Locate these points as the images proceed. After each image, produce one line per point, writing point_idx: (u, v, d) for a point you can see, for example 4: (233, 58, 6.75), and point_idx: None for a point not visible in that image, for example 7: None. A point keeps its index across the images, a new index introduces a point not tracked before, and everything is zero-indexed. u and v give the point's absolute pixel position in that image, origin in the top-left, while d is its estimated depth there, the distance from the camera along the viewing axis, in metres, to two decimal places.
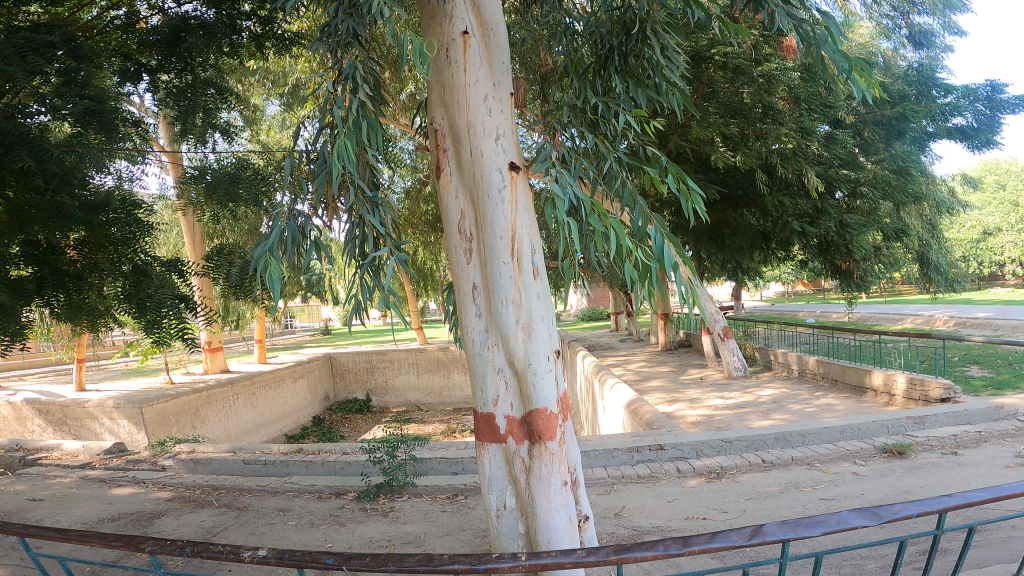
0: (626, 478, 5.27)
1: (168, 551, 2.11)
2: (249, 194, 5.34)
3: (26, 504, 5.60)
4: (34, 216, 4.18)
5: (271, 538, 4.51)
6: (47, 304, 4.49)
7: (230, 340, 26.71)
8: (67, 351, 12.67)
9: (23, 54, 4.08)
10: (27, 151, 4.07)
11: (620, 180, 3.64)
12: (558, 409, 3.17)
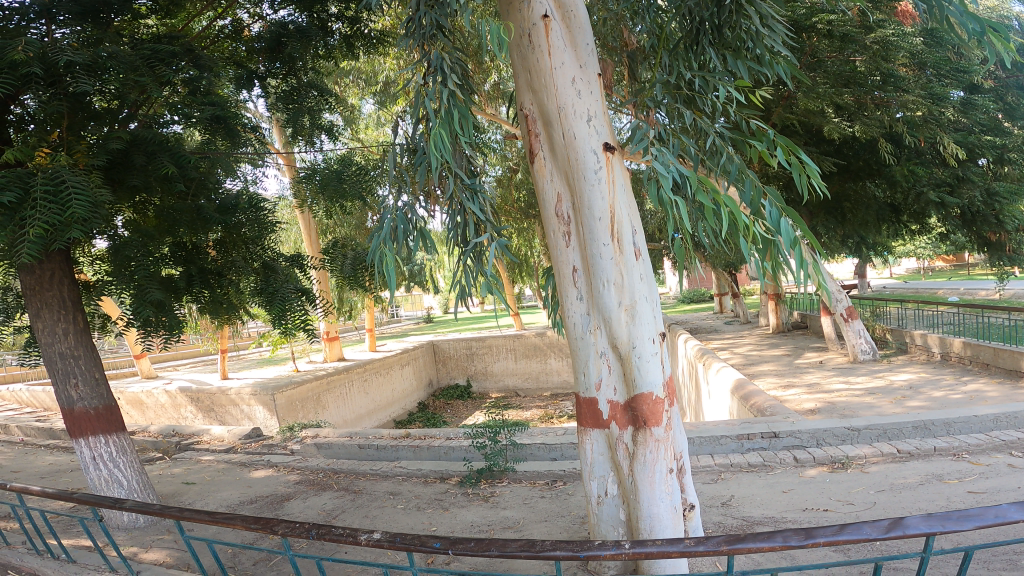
0: (735, 466, 5.09)
1: (296, 533, 2.28)
2: (354, 190, 5.56)
3: (180, 487, 6.17)
4: (180, 218, 4.57)
5: (382, 521, 4.71)
6: (195, 300, 4.95)
7: (346, 328, 28.17)
8: (211, 342, 13.80)
9: (158, 66, 4.37)
10: (168, 158, 4.37)
11: (725, 154, 3.46)
12: (664, 394, 3.09)
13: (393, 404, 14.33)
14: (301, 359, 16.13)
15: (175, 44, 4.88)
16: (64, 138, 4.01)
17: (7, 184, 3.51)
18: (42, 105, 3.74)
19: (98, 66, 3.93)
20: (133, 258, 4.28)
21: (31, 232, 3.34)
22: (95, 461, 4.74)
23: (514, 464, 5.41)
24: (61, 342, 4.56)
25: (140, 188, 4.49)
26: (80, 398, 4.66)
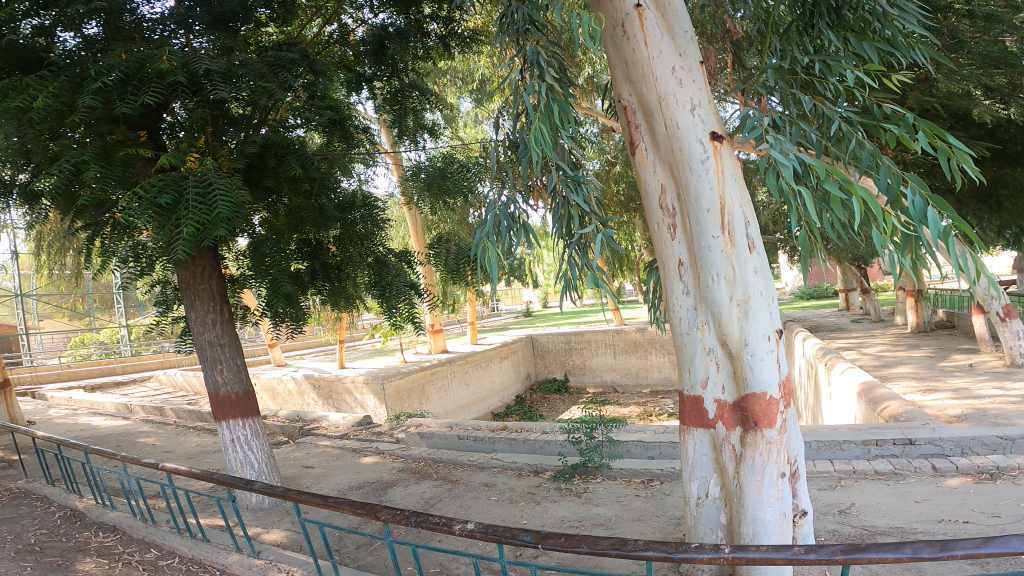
0: (860, 473, 4.77)
1: (397, 519, 2.49)
2: (457, 186, 5.75)
3: (300, 470, 6.57)
4: (306, 216, 4.97)
5: (475, 512, 4.83)
6: (318, 293, 5.27)
7: (450, 321, 29.05)
8: (330, 333, 14.60)
9: (284, 73, 4.69)
10: (295, 160, 4.69)
11: (855, 140, 3.24)
12: (779, 394, 2.95)
13: (491, 396, 14.58)
14: (409, 350, 16.77)
15: (292, 50, 5.19)
16: (208, 142, 4.41)
17: (164, 187, 3.90)
18: (190, 110, 4.10)
19: (233, 75, 4.28)
20: (269, 254, 4.88)
21: (185, 230, 3.68)
22: (234, 442, 5.20)
23: (610, 461, 5.36)
24: (210, 331, 5.04)
25: (274, 189, 4.91)
26: (224, 382, 5.12)
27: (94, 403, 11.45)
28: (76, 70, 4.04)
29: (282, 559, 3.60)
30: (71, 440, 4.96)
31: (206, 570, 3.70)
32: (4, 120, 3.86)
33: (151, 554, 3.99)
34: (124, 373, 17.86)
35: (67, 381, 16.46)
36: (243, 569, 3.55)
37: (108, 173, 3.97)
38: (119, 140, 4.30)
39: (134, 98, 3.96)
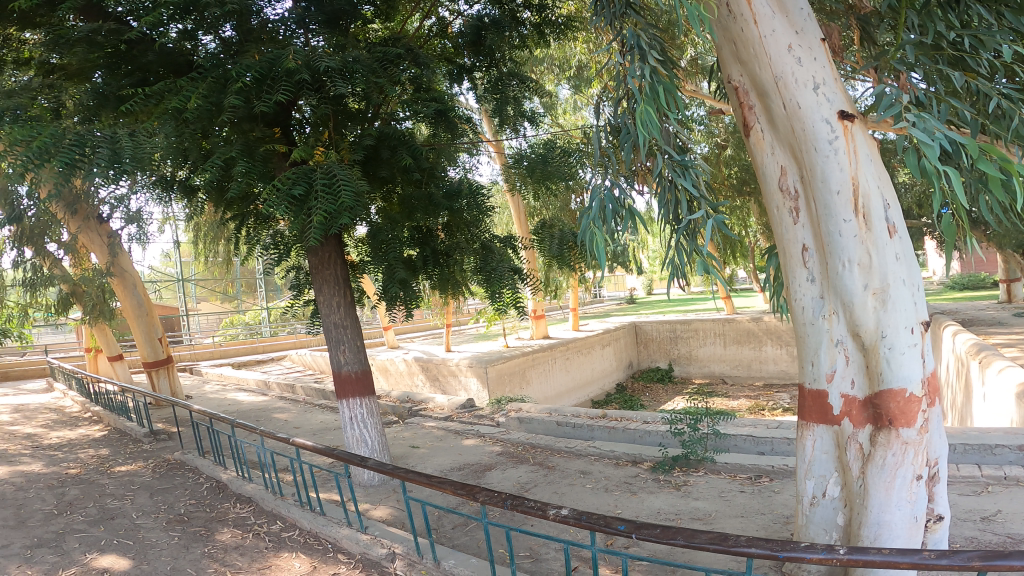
0: (1010, 480, 4.27)
1: (494, 501, 2.64)
2: (557, 171, 5.71)
3: (407, 449, 6.81)
4: (417, 205, 5.16)
5: (569, 499, 4.82)
6: (427, 278, 5.44)
7: (554, 308, 29.10)
8: (438, 317, 15.02)
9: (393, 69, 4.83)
10: (406, 151, 4.90)
11: (1017, 117, 2.91)
12: (922, 392, 2.67)
13: (591, 383, 14.47)
14: (513, 335, 16.96)
15: (397, 45, 5.36)
16: (331, 137, 4.64)
17: (297, 179, 4.16)
18: (311, 107, 4.32)
19: (348, 71, 4.41)
20: (388, 242, 5.08)
21: (315, 219, 3.92)
22: (352, 421, 5.49)
23: (714, 455, 5.15)
24: (336, 314, 5.35)
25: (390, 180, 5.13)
26: (346, 362, 5.41)
27: (235, 379, 12.50)
28: (222, 71, 4.34)
29: (387, 535, 3.76)
30: (220, 414, 5.38)
31: (321, 542, 3.91)
32: (164, 120, 4.22)
33: (277, 525, 4.18)
34: (262, 351, 19.39)
35: (213, 359, 18.14)
36: (352, 543, 3.73)
37: (252, 168, 4.26)
38: (260, 137, 4.57)
39: (268, 96, 4.21)
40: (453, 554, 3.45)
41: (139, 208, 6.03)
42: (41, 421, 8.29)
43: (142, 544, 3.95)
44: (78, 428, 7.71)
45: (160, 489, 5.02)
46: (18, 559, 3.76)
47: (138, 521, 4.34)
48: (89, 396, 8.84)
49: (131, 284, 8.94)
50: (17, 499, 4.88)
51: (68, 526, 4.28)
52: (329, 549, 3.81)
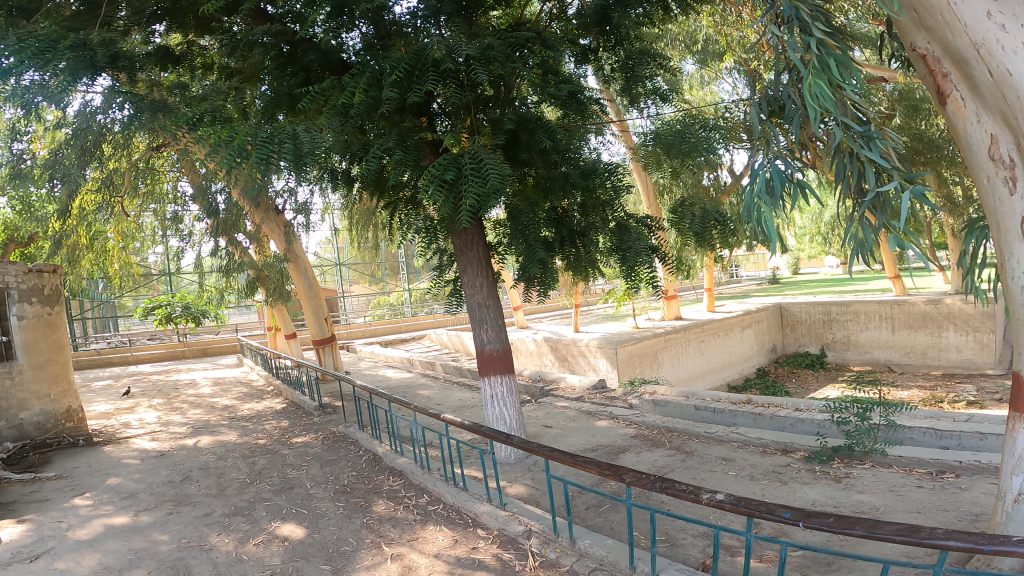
0: None
1: (643, 483, 2.65)
2: (690, 147, 5.48)
3: (541, 429, 6.91)
4: (553, 185, 5.20)
5: (711, 485, 4.69)
6: (564, 257, 5.52)
7: (683, 288, 28.22)
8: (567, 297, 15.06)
9: (519, 50, 4.79)
10: (544, 133, 4.90)
11: None
12: None
13: (728, 367, 13.93)
14: (642, 316, 16.69)
15: (524, 27, 5.30)
16: (475, 123, 4.73)
17: (447, 165, 4.33)
18: (452, 98, 4.40)
19: (487, 57, 4.48)
20: (526, 224, 5.19)
21: (467, 203, 4.07)
22: (493, 399, 5.67)
23: (886, 448, 4.81)
24: (479, 294, 5.57)
25: (528, 164, 5.18)
26: (488, 340, 5.60)
27: (385, 356, 13.29)
28: (375, 67, 4.54)
29: (523, 512, 3.85)
30: (378, 390, 5.80)
31: (462, 517, 4.07)
32: (331, 116, 4.47)
33: (424, 498, 4.42)
34: (406, 331, 20.44)
35: (359, 337, 19.39)
36: (492, 519, 3.86)
37: (407, 156, 4.48)
38: (408, 128, 4.75)
39: (419, 87, 4.37)
40: (588, 534, 3.49)
41: (309, 199, 6.64)
42: (234, 392, 9.30)
43: (315, 513, 4.29)
44: (264, 401, 8.45)
45: (328, 461, 5.43)
46: (218, 525, 4.16)
47: (311, 490, 4.73)
48: (271, 370, 9.68)
49: (303, 268, 9.36)
50: (217, 468, 5.44)
51: (256, 495, 4.71)
52: (470, 524, 3.96)
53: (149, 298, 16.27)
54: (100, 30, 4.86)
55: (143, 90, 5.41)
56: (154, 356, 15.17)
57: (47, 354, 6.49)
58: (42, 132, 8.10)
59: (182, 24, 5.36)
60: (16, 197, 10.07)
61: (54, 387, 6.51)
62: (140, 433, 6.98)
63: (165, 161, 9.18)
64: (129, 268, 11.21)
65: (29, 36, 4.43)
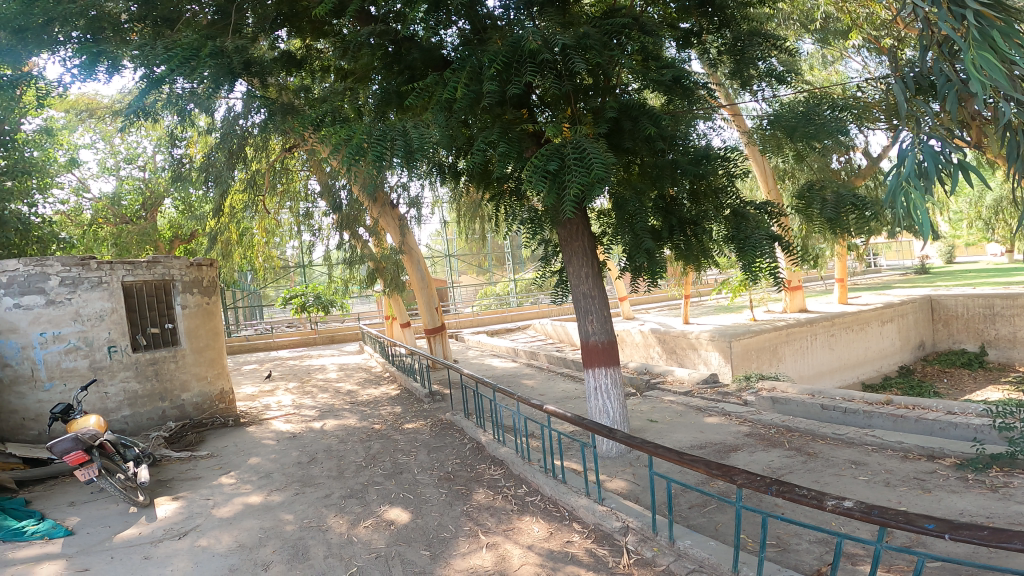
0: None
1: (757, 485, 2.46)
2: (811, 130, 5.08)
3: (645, 423, 6.72)
4: (662, 173, 4.98)
5: (837, 489, 4.35)
6: (675, 247, 5.29)
7: (812, 279, 26.43)
8: (679, 288, 14.57)
9: (616, 37, 4.62)
10: (648, 120, 4.74)
11: None
12: None
13: (863, 364, 12.82)
14: (761, 308, 15.80)
15: (620, 13, 5.09)
16: (576, 112, 4.63)
17: (551, 156, 4.28)
18: (553, 88, 4.33)
19: (584, 46, 4.39)
20: (634, 212, 4.93)
21: (571, 193, 3.99)
22: (597, 390, 5.59)
23: None
24: (584, 284, 5.49)
25: (633, 152, 5.01)
26: (593, 332, 5.50)
27: (492, 346, 13.51)
28: (474, 61, 4.54)
29: (622, 508, 3.75)
30: (484, 380, 5.89)
31: (559, 510, 4.04)
32: (436, 112, 4.55)
33: (523, 489, 4.43)
34: (511, 321, 20.68)
35: (471, 326, 19.88)
36: (588, 513, 3.79)
37: (511, 148, 4.47)
38: (510, 120, 4.74)
39: (519, 80, 4.34)
40: (690, 534, 3.32)
41: (419, 193, 6.87)
42: (355, 378, 9.85)
43: (419, 499, 4.43)
44: (380, 386, 8.89)
45: (435, 448, 5.59)
46: (335, 507, 4.39)
47: (417, 476, 4.89)
48: (388, 356, 10.13)
49: (416, 259, 9.65)
50: (339, 450, 5.77)
51: (370, 478, 4.94)
52: (566, 517, 3.92)
53: (288, 289, 17.64)
54: (233, 38, 5.24)
55: (273, 94, 5.79)
56: (291, 342, 16.39)
57: (205, 340, 7.12)
58: (195, 137, 8.90)
59: (300, 29, 5.83)
60: (177, 198, 11.19)
61: (209, 369, 7.11)
62: (276, 415, 7.57)
63: (299, 160, 9.76)
64: (270, 260, 12.11)
65: (174, 47, 4.86)
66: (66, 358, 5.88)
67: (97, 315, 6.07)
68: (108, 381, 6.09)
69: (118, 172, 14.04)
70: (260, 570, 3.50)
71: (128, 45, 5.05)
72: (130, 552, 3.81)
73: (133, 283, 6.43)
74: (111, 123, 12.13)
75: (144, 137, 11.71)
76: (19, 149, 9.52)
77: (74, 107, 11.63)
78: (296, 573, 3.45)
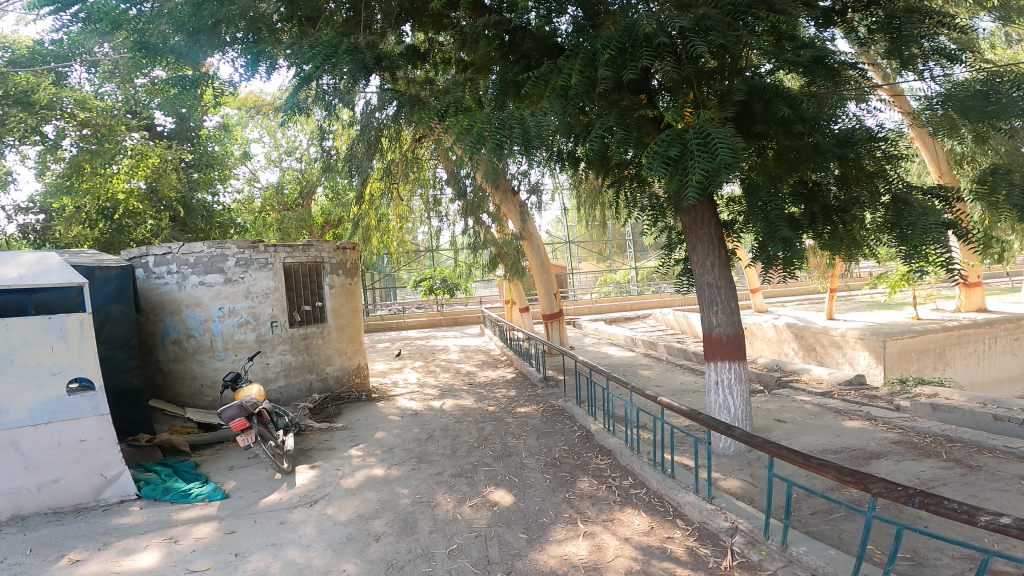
0: None
1: (895, 496, 2.20)
2: (992, 109, 4.40)
3: (772, 422, 6.30)
4: (800, 156, 4.54)
5: (1002, 506, 3.82)
6: (818, 237, 4.72)
7: (992, 276, 23.35)
8: (822, 281, 13.46)
9: (740, 17, 4.24)
10: (782, 102, 4.30)
11: None
12: None
13: None
14: (925, 305, 14.20)
15: None
16: (699, 97, 4.23)
17: (672, 141, 3.97)
18: (671, 72, 4.00)
19: (704, 28, 4.13)
20: (767, 199, 4.48)
21: (692, 179, 3.64)
22: (718, 385, 5.20)
23: None
24: (710, 274, 5.11)
25: (768, 136, 4.59)
26: (718, 323, 5.12)
27: (610, 334, 13.32)
28: (587, 47, 4.44)
29: (732, 508, 3.53)
30: (598, 368, 5.79)
31: (664, 505, 3.89)
32: (551, 99, 4.43)
33: (628, 481, 4.33)
34: (631, 310, 20.25)
35: (589, 313, 19.65)
36: (694, 511, 3.62)
37: (629, 134, 4.25)
38: (628, 106, 4.48)
39: (633, 65, 4.12)
40: (806, 540, 3.06)
41: (539, 180, 6.88)
42: (475, 360, 10.14)
43: (524, 482, 4.48)
44: (498, 369, 9.10)
45: (544, 433, 5.62)
46: (445, 485, 4.56)
47: (525, 459, 4.95)
48: (506, 341, 10.34)
49: (536, 245, 9.74)
50: (454, 430, 5.98)
51: (480, 459, 5.07)
52: (671, 513, 3.77)
53: (419, 271, 18.52)
54: (365, 35, 5.53)
55: (403, 87, 5.96)
56: (418, 323, 17.20)
57: (347, 318, 7.65)
58: (339, 131, 9.52)
59: (421, 24, 6.08)
60: (325, 186, 12.09)
61: (350, 346, 7.65)
62: (402, 392, 8.01)
63: (427, 150, 10.09)
64: (404, 245, 12.77)
65: (317, 44, 5.22)
66: (238, 331, 6.53)
67: (264, 292, 6.68)
68: (268, 353, 6.70)
69: (280, 163, 15.40)
70: (372, 539, 3.72)
71: (280, 45, 5.49)
72: (269, 516, 4.13)
73: (291, 265, 7.00)
74: (274, 118, 13.30)
75: (300, 131, 12.75)
76: (200, 144, 10.73)
77: (244, 105, 12.92)
78: (402, 544, 3.63)
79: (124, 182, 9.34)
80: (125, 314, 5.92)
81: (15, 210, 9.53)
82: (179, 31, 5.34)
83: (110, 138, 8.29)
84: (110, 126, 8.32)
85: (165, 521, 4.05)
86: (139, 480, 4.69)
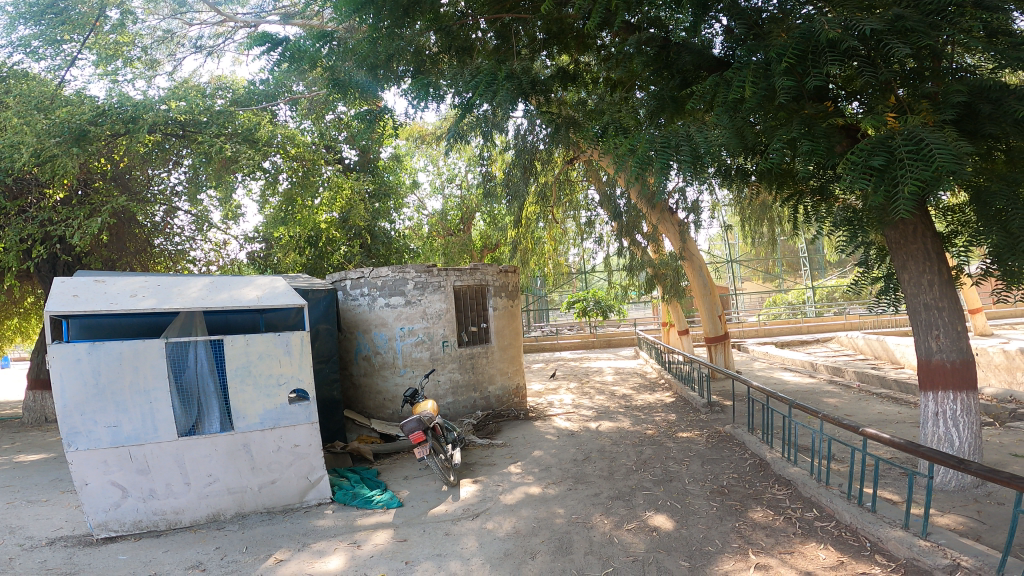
0: None
1: None
2: None
3: (1008, 458, 5.46)
4: None
5: None
6: None
7: None
8: None
9: (936, 12, 3.84)
10: (1016, 100, 3.66)
11: None
12: None
13: None
14: None
15: None
16: (902, 100, 3.87)
17: (874, 150, 3.59)
18: (869, 77, 3.74)
19: (903, 29, 3.73)
20: (1006, 208, 3.88)
21: (906, 191, 3.33)
22: (937, 416, 4.63)
23: None
24: (927, 294, 4.57)
25: (997, 138, 3.88)
26: (939, 349, 4.56)
27: (783, 359, 12.41)
28: (759, 58, 4.22)
29: (954, 545, 3.08)
30: (775, 394, 5.36)
31: (858, 540, 3.51)
32: (720, 113, 4.33)
33: (811, 513, 3.96)
34: (807, 332, 18.76)
35: (763, 337, 18.48)
36: (901, 546, 3.21)
37: (818, 146, 3.91)
38: (813, 116, 4.17)
39: (817, 71, 3.83)
40: None
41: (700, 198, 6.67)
42: (631, 383, 9.92)
43: (687, 508, 4.26)
44: (655, 392, 8.83)
45: (710, 460, 5.33)
46: (602, 507, 4.44)
47: (687, 485, 4.71)
48: (664, 363, 10.03)
49: (698, 265, 9.36)
50: (611, 452, 5.85)
51: (639, 482, 4.90)
52: (869, 548, 3.38)
53: (573, 293, 18.57)
54: (518, 61, 5.67)
55: (555, 109, 6.05)
56: (573, 344, 17.22)
57: (509, 339, 7.78)
58: (495, 158, 9.94)
59: (565, 45, 6.14)
60: (485, 213, 12.57)
61: (511, 366, 7.78)
62: (559, 412, 8.00)
63: (578, 171, 10.24)
64: (559, 267, 12.88)
65: (478, 74, 5.46)
66: (416, 350, 6.93)
67: (437, 314, 7.03)
68: (440, 371, 7.03)
69: (443, 191, 16.32)
70: (528, 556, 3.70)
71: (443, 75, 5.81)
72: (436, 526, 4.27)
73: (460, 288, 7.30)
74: (439, 147, 14.16)
75: (461, 158, 13.42)
76: (378, 174, 11.60)
77: (413, 137, 13.87)
78: (557, 564, 3.57)
79: (322, 213, 10.46)
80: (331, 332, 6.65)
81: (244, 239, 10.84)
82: (361, 66, 5.83)
83: (310, 172, 9.24)
84: (311, 162, 9.28)
85: (350, 525, 4.33)
86: (333, 486, 5.10)
